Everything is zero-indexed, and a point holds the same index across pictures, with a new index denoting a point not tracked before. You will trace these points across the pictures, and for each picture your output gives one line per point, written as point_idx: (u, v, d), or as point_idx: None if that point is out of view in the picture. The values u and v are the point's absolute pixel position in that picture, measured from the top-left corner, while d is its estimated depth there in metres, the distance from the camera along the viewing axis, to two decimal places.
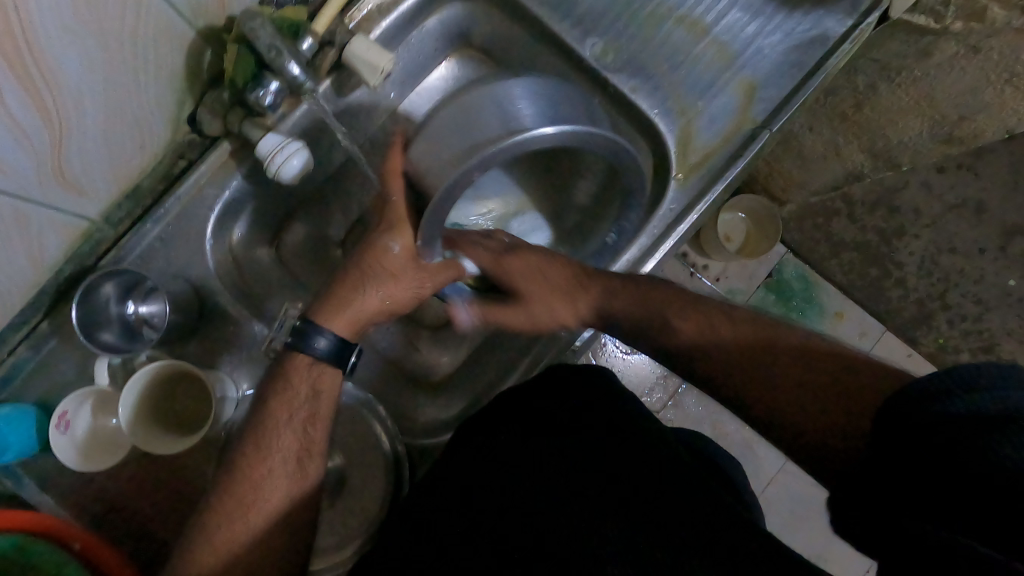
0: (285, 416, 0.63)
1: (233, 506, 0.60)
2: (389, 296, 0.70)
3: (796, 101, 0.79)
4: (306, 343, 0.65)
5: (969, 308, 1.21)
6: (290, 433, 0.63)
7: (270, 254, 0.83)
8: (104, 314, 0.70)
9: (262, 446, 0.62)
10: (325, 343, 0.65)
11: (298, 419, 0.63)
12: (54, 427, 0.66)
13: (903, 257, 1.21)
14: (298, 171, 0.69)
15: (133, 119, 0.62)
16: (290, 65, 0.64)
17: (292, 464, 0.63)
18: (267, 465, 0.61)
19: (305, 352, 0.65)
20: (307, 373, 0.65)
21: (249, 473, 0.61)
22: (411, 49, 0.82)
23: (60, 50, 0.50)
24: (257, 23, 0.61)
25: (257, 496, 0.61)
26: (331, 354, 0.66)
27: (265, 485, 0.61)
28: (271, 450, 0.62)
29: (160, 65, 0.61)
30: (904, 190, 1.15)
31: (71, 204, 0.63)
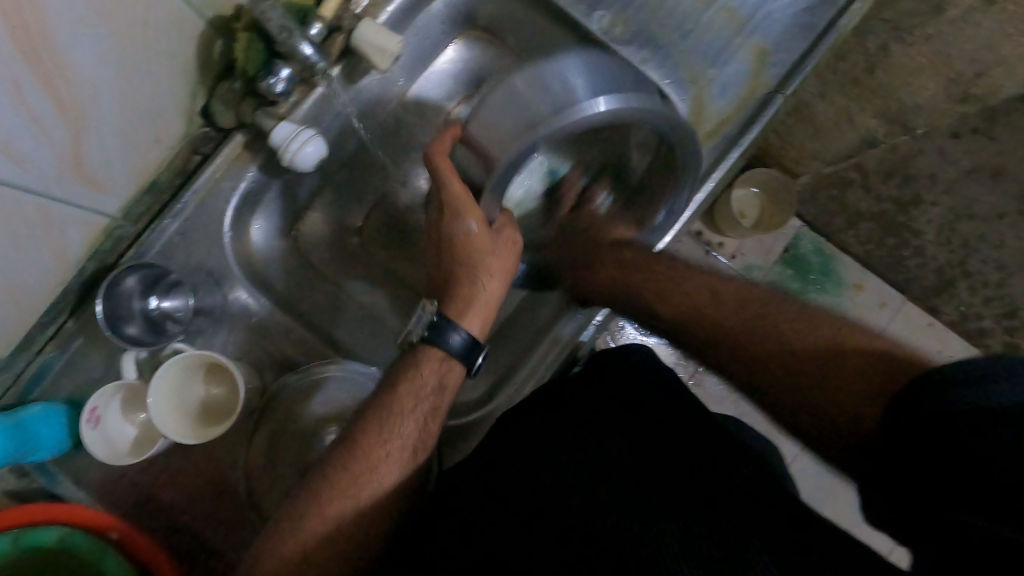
0: (410, 404, 0.62)
1: (346, 483, 0.59)
2: (500, 271, 0.70)
3: (809, 63, 0.79)
4: (441, 338, 0.65)
5: (990, 273, 1.18)
6: (413, 419, 0.62)
7: (287, 247, 0.82)
8: (127, 308, 0.70)
9: (377, 427, 0.61)
10: (461, 339, 0.66)
11: (418, 409, 0.63)
12: (84, 422, 0.67)
13: (922, 226, 1.19)
14: (313, 158, 0.69)
15: (148, 112, 0.63)
16: (302, 46, 0.62)
17: (407, 452, 0.61)
18: (386, 449, 0.60)
19: (438, 345, 0.65)
20: (437, 365, 0.65)
21: (368, 453, 0.60)
22: (417, 33, 0.81)
23: (74, 42, 0.51)
24: (268, 5, 0.61)
25: (370, 475, 0.59)
26: (465, 351, 0.66)
27: (382, 473, 0.60)
28: (394, 433, 0.61)
29: (172, 56, 0.61)
30: (918, 157, 1.09)
31: (91, 199, 0.64)
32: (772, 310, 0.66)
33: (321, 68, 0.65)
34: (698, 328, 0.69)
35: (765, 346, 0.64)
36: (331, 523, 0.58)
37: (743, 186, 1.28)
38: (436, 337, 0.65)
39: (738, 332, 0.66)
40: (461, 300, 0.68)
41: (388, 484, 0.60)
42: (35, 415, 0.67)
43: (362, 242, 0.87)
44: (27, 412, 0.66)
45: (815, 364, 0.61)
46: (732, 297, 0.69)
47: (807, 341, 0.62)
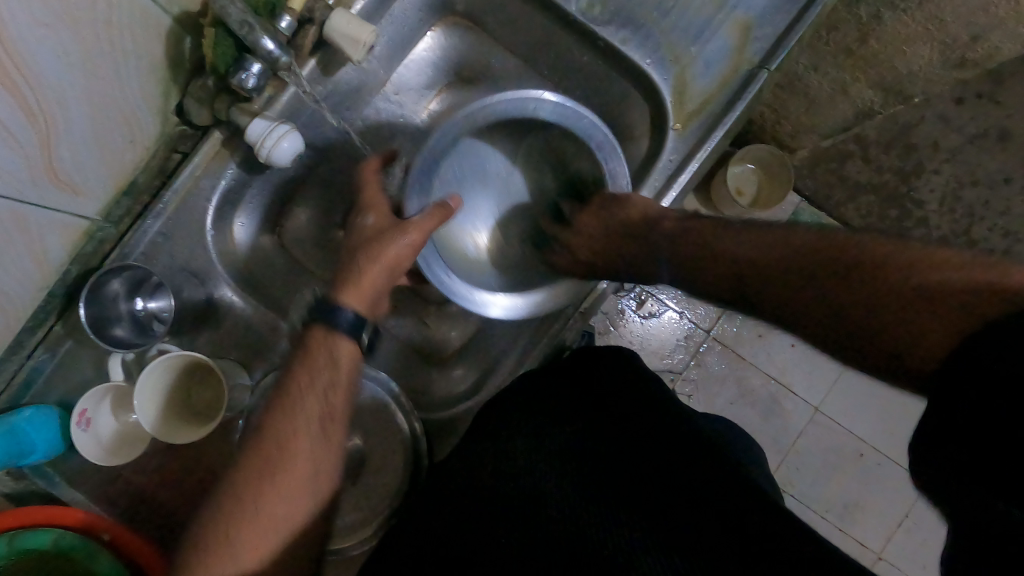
0: (307, 382, 0.62)
1: (265, 466, 0.59)
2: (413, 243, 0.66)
3: (795, 36, 0.76)
4: (334, 319, 0.64)
5: (996, 241, 1.16)
6: (313, 395, 0.62)
7: (271, 241, 0.83)
8: (114, 311, 0.71)
9: (286, 415, 0.61)
10: (352, 317, 0.64)
11: (330, 394, 0.62)
12: (75, 425, 0.68)
13: (924, 195, 1.17)
14: (290, 153, 0.68)
15: (120, 113, 0.62)
16: (264, 40, 0.61)
17: (316, 427, 0.61)
18: (296, 427, 0.60)
19: (328, 325, 0.64)
20: (323, 341, 0.64)
21: (274, 438, 0.60)
22: (395, 20, 0.80)
23: (35, 45, 0.50)
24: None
25: (288, 461, 0.59)
26: (355, 331, 0.64)
27: (293, 454, 0.59)
28: (298, 411, 0.61)
29: (139, 55, 0.60)
30: (920, 125, 1.08)
31: (68, 203, 0.64)
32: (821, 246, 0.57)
33: (286, 62, 0.63)
34: (711, 261, 0.65)
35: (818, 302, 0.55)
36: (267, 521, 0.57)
37: (738, 162, 1.25)
38: (328, 317, 0.64)
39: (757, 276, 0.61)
40: (353, 275, 0.66)
41: (308, 467, 0.60)
42: (27, 418, 0.67)
43: (349, 236, 0.87)
44: (20, 415, 0.67)
45: (885, 295, 0.51)
46: (769, 235, 0.62)
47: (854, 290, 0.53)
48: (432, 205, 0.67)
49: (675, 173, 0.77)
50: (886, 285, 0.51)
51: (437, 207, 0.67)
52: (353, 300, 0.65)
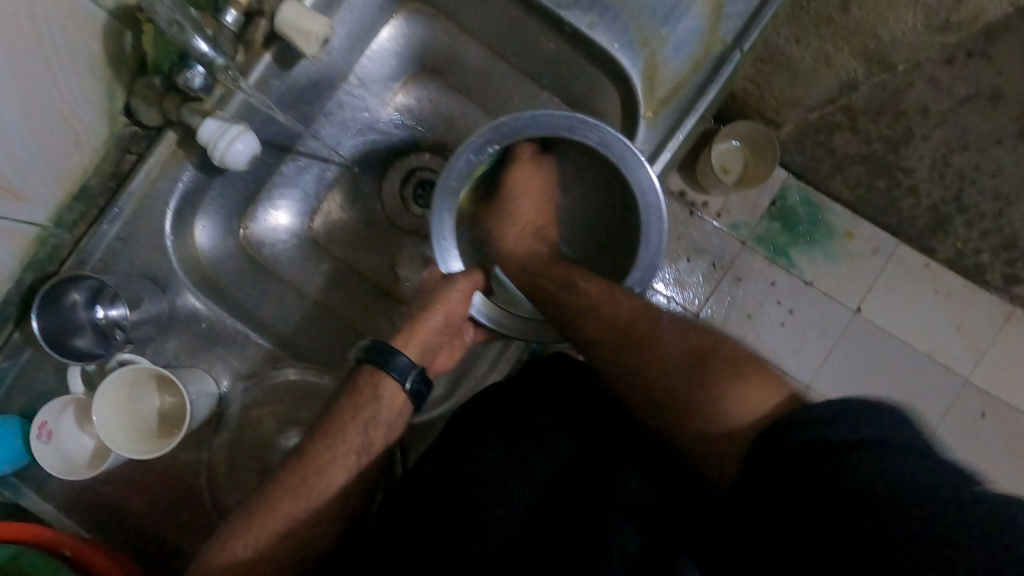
0: (350, 415, 0.64)
1: (297, 484, 0.61)
2: (444, 313, 0.69)
3: (765, 16, 0.73)
4: (390, 363, 0.65)
5: (987, 205, 1.13)
6: (354, 427, 0.63)
7: (237, 243, 0.80)
8: (74, 321, 0.69)
9: (330, 437, 0.63)
10: (407, 362, 0.66)
11: (383, 423, 0.64)
12: (35, 438, 0.66)
13: (912, 163, 1.14)
14: (245, 154, 0.66)
15: (59, 116, 0.59)
16: (196, 41, 0.57)
17: (353, 456, 0.63)
18: (332, 454, 0.62)
19: (376, 368, 0.66)
20: (371, 384, 0.65)
21: (308, 465, 0.62)
22: (353, 10, 0.76)
23: None
24: None
25: (321, 479, 0.61)
26: (405, 375, 0.66)
27: (331, 480, 0.62)
28: (338, 439, 0.63)
29: (75, 54, 0.57)
30: (908, 91, 1.05)
31: (13, 211, 0.61)
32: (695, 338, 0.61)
33: (222, 64, 0.59)
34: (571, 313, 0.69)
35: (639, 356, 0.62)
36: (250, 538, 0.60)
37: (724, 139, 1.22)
38: (382, 358, 0.66)
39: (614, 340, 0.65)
40: (406, 328, 0.70)
41: (339, 488, 0.62)
42: None
43: (317, 235, 0.85)
44: None
45: (721, 388, 0.55)
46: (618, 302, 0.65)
47: (675, 369, 0.59)
48: (458, 269, 0.70)
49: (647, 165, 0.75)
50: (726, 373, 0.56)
51: (458, 279, 0.70)
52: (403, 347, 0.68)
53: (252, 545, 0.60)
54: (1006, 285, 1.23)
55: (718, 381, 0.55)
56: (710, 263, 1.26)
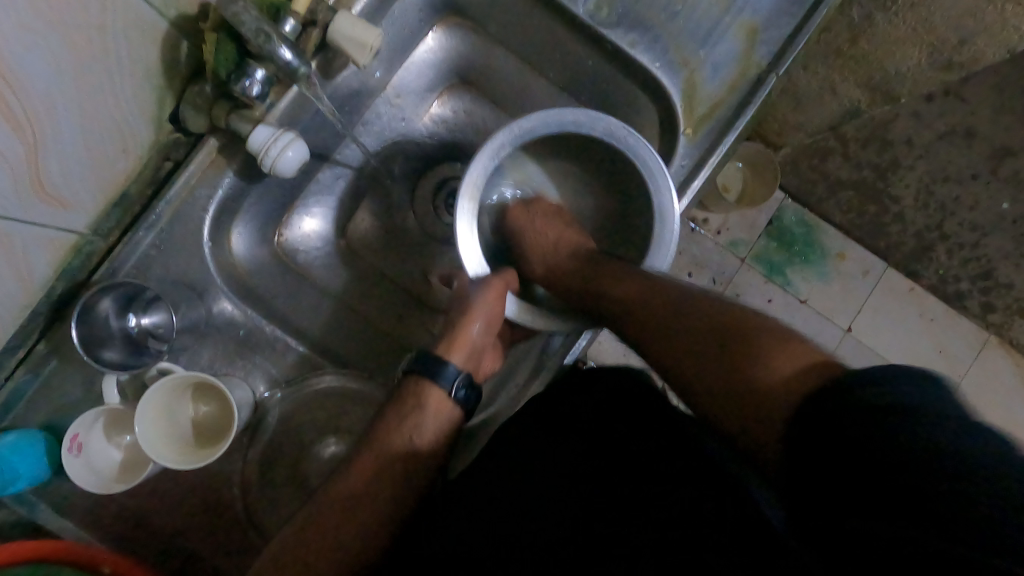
0: (396, 424, 0.64)
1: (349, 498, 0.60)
2: (487, 322, 0.68)
3: (802, 40, 0.76)
4: (437, 374, 0.65)
5: (965, 236, 1.17)
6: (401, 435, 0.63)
7: (270, 252, 0.79)
8: (106, 331, 0.66)
9: (375, 447, 0.62)
10: (453, 370, 0.65)
11: (429, 429, 0.63)
12: (66, 450, 0.63)
13: (899, 191, 1.18)
14: (295, 162, 0.66)
15: (111, 123, 0.58)
16: (282, 51, 0.57)
17: (395, 462, 0.62)
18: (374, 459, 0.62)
19: (426, 383, 0.65)
20: (415, 397, 0.65)
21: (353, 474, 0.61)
22: (395, 21, 0.77)
23: (23, 53, 0.46)
24: (239, 6, 0.55)
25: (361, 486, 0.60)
26: (453, 382, 0.65)
27: (365, 484, 0.60)
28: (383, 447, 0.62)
29: (134, 61, 0.56)
30: (895, 122, 1.09)
31: (55, 218, 0.60)
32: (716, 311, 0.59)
33: (304, 72, 0.60)
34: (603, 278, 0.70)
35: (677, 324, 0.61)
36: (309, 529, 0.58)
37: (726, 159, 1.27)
38: (428, 369, 0.65)
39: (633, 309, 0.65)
40: (447, 337, 0.68)
41: (373, 494, 0.60)
42: (10, 445, 0.63)
43: (348, 244, 0.84)
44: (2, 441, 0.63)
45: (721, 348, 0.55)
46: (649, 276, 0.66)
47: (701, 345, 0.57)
48: (486, 279, 0.69)
49: (689, 179, 0.76)
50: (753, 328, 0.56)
51: (491, 284, 0.69)
52: (449, 355, 0.67)
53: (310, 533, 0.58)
54: (984, 312, 1.29)
55: (733, 343, 0.55)
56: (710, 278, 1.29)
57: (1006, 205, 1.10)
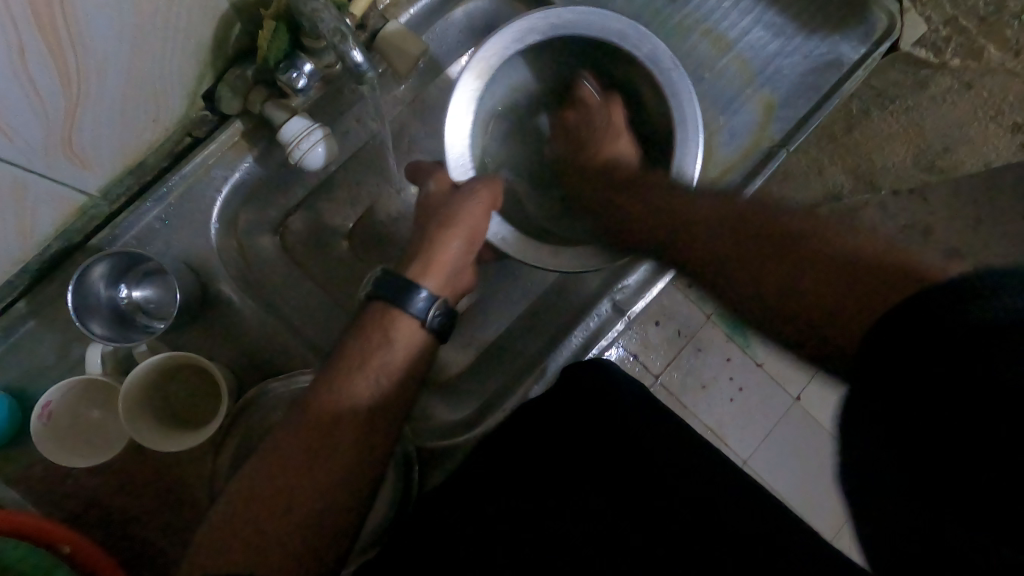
0: (362, 361, 0.58)
1: (322, 443, 0.54)
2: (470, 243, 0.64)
3: (814, 122, 0.81)
4: (408, 303, 0.60)
5: None
6: (366, 373, 0.58)
7: (273, 242, 0.76)
8: (95, 300, 0.64)
9: (340, 386, 0.57)
10: (425, 299, 0.60)
11: (399, 366, 0.59)
12: (37, 417, 0.61)
13: None
14: (323, 158, 0.66)
15: (152, 92, 0.58)
16: (353, 52, 0.58)
17: (364, 414, 0.57)
18: (347, 405, 0.56)
19: (404, 308, 0.60)
20: (382, 321, 0.60)
21: (330, 407, 0.56)
22: (436, 37, 0.79)
23: (92, 11, 0.46)
24: (319, 4, 0.56)
25: (333, 434, 0.55)
26: (427, 312, 0.61)
27: (318, 435, 0.55)
28: (358, 389, 0.57)
29: (188, 35, 0.56)
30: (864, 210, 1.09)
31: (73, 176, 0.58)
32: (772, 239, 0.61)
33: (371, 75, 0.60)
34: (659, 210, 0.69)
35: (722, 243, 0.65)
36: (293, 479, 0.53)
37: None
38: (395, 294, 0.60)
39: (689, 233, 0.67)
40: (424, 255, 0.64)
41: (331, 447, 0.55)
42: None
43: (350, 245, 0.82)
44: None
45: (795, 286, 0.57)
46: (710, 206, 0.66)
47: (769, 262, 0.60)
48: (475, 184, 0.66)
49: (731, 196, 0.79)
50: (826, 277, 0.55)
51: (478, 194, 0.65)
52: (424, 277, 0.63)
53: (298, 460, 0.54)
54: None
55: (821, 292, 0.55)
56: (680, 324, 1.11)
57: None
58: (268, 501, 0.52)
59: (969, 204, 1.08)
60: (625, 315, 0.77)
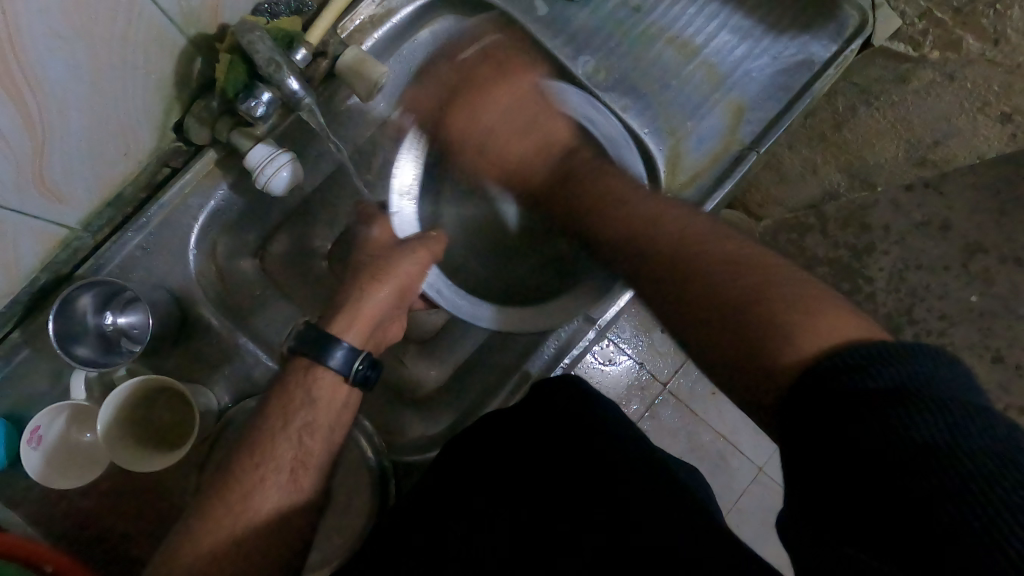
0: (282, 421, 0.60)
1: (224, 511, 0.57)
2: (396, 288, 0.65)
3: (783, 123, 0.81)
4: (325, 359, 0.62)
5: (933, 323, 1.07)
6: (288, 435, 0.60)
7: (253, 264, 0.80)
8: (81, 327, 0.67)
9: (260, 449, 0.59)
10: (343, 355, 0.62)
11: (321, 426, 0.61)
12: (25, 443, 0.64)
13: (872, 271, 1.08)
14: (287, 182, 0.68)
15: (119, 126, 0.61)
16: (289, 80, 0.63)
17: (286, 472, 0.59)
18: (265, 467, 0.59)
19: (321, 363, 0.62)
20: (303, 377, 0.62)
21: (244, 469, 0.59)
22: (404, 60, 0.81)
23: (46, 53, 0.49)
24: (256, 36, 0.61)
25: (251, 501, 0.58)
26: (350, 366, 0.63)
27: (253, 501, 0.58)
28: (270, 453, 0.59)
29: (148, 71, 0.59)
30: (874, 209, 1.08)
31: (50, 211, 0.62)
32: (697, 255, 0.57)
33: (305, 103, 0.66)
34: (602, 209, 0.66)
35: (691, 294, 0.55)
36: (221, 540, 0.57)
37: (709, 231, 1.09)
38: (310, 348, 0.62)
39: (639, 262, 0.60)
40: (349, 309, 0.65)
41: (268, 509, 0.58)
42: None
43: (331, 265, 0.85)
44: None
45: (747, 284, 0.53)
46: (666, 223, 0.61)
47: (684, 278, 0.56)
48: (413, 242, 0.67)
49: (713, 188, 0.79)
50: (768, 296, 0.52)
51: (416, 249, 0.66)
52: (347, 333, 0.64)
53: (230, 529, 0.57)
54: None
55: (774, 293, 0.52)
56: None
57: (976, 296, 1.06)
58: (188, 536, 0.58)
59: (988, 195, 1.05)
60: (596, 323, 0.76)
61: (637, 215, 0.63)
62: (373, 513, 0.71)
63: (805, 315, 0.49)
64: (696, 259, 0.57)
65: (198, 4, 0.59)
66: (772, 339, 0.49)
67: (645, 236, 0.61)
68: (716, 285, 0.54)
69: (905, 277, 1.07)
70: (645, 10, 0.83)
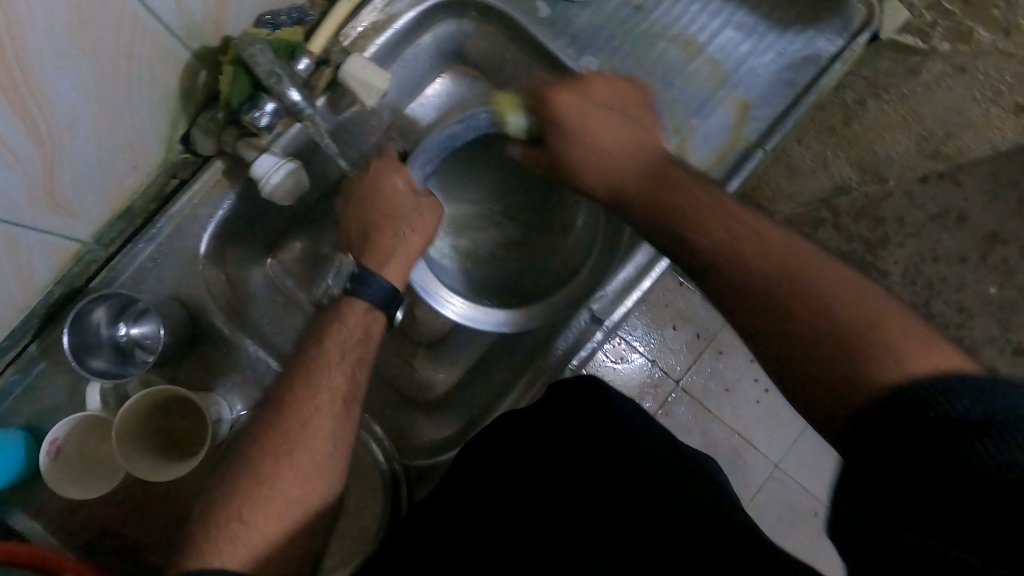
0: (337, 357, 0.65)
1: (283, 446, 0.60)
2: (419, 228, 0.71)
3: (790, 119, 0.81)
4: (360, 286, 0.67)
5: (952, 316, 1.06)
6: (341, 369, 0.65)
7: (262, 274, 0.82)
8: (96, 339, 0.68)
9: (313, 382, 0.63)
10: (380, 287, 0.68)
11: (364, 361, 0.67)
12: (42, 453, 0.65)
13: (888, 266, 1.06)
14: (294, 191, 0.68)
15: (127, 140, 0.62)
16: (290, 92, 0.66)
17: (338, 404, 0.64)
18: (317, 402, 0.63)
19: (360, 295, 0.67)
20: (361, 316, 0.68)
21: (301, 406, 0.62)
22: (406, 65, 0.82)
23: (54, 73, 0.50)
24: (256, 48, 0.63)
25: (304, 439, 0.61)
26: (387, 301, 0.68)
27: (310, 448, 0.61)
28: (321, 383, 0.63)
29: (153, 84, 0.60)
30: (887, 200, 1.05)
31: (63, 226, 0.63)
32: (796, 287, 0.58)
33: (309, 114, 0.68)
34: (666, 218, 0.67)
35: (782, 305, 0.58)
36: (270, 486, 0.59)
37: None
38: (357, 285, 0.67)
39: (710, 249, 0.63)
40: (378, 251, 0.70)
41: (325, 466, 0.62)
42: None
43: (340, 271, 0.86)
44: None
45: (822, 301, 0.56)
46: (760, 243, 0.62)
47: (776, 287, 0.59)
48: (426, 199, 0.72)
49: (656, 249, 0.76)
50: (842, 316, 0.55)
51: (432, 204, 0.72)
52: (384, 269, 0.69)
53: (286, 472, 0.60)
54: None
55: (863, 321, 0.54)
56: (693, 333, 1.12)
57: (995, 289, 1.05)
58: (243, 501, 0.58)
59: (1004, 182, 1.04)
60: (604, 324, 0.76)
61: (705, 208, 0.66)
62: (386, 518, 0.71)
63: (892, 344, 0.51)
64: (780, 286, 0.59)
65: (201, 18, 0.60)
66: (860, 357, 0.52)
67: (737, 247, 0.62)
68: (792, 291, 0.58)
69: (921, 270, 1.06)
70: (647, 8, 0.83)
